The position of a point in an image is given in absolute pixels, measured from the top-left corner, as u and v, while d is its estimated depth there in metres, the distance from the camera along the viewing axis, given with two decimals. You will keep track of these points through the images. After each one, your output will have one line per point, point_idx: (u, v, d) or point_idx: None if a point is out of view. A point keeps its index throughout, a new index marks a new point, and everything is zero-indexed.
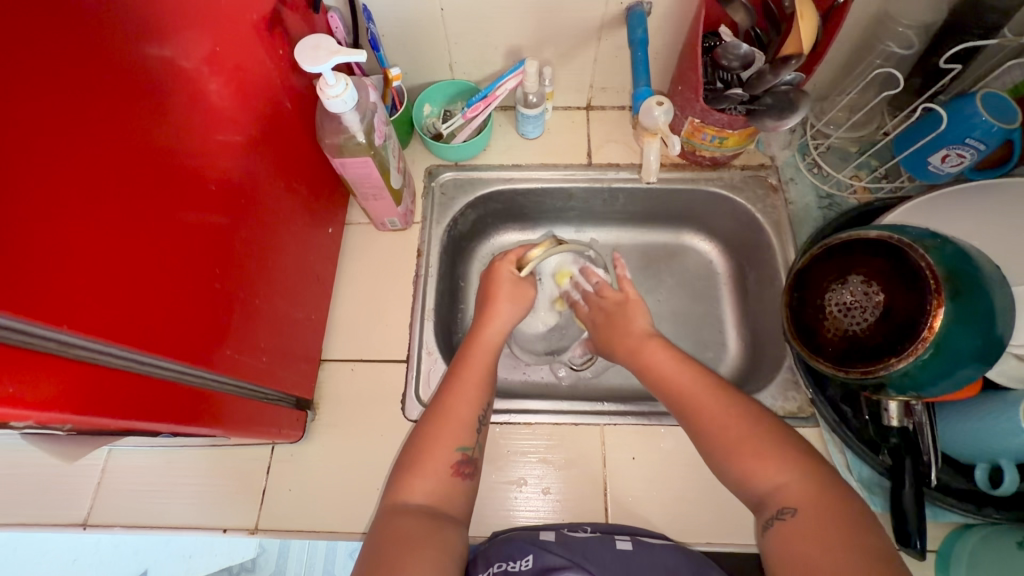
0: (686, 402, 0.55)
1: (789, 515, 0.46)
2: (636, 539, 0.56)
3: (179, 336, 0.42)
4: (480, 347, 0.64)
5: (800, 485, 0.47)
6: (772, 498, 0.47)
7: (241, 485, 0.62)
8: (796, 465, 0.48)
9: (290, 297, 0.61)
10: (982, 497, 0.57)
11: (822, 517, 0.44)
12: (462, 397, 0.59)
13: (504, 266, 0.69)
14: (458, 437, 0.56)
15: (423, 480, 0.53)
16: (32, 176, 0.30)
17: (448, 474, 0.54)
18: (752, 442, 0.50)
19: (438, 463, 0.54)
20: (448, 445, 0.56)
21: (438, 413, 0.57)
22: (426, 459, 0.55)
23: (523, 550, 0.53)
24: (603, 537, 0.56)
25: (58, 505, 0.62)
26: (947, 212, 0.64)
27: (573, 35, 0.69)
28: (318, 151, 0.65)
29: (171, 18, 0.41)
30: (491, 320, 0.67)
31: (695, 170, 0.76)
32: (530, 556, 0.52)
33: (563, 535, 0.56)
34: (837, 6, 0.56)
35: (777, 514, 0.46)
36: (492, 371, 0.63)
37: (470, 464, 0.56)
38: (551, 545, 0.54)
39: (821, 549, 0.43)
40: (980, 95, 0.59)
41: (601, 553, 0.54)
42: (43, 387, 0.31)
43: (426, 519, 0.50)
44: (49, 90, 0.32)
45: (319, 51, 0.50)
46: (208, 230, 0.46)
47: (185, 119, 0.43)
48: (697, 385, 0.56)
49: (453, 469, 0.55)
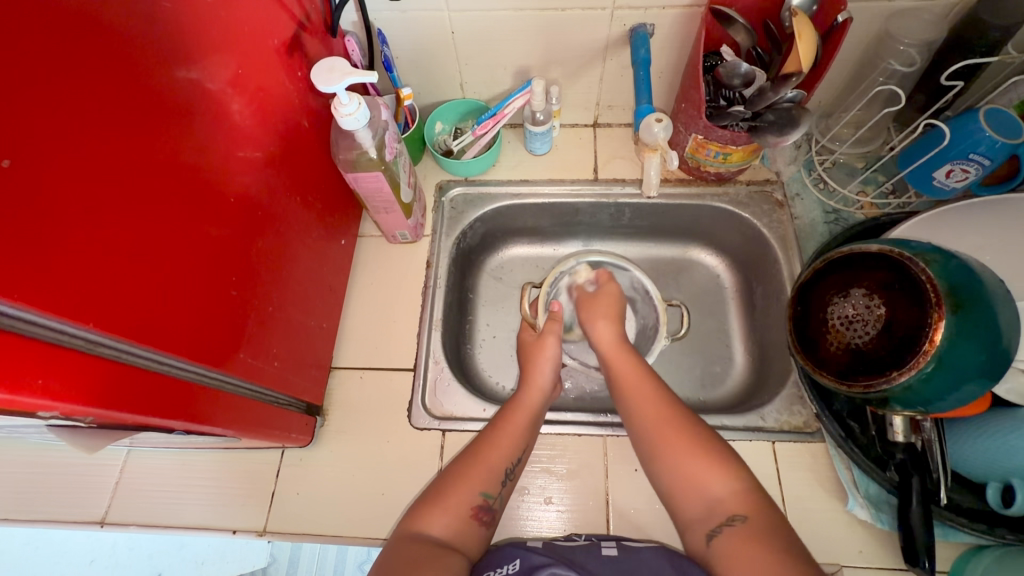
0: (629, 397, 0.60)
1: (738, 521, 0.48)
2: (621, 544, 0.56)
3: (196, 339, 0.45)
4: (522, 408, 0.63)
5: (747, 499, 0.50)
6: (719, 508, 0.50)
7: (252, 488, 0.64)
8: (743, 483, 0.51)
9: (303, 306, 0.63)
10: (993, 518, 0.55)
11: (765, 530, 0.47)
12: (498, 445, 0.58)
13: (525, 332, 0.74)
14: (484, 482, 0.56)
15: (443, 516, 0.54)
16: (64, 187, 0.33)
17: (468, 515, 0.55)
18: (705, 452, 0.53)
19: (461, 503, 0.55)
20: (471, 488, 0.56)
21: (471, 456, 0.58)
22: (450, 496, 0.55)
23: (511, 556, 0.54)
24: (590, 544, 0.56)
25: (79, 503, 0.64)
26: (956, 227, 0.63)
27: (580, 55, 0.72)
28: (332, 168, 0.68)
29: (197, 43, 0.44)
30: (534, 381, 0.66)
31: (700, 185, 0.77)
32: (517, 560, 0.53)
33: (552, 543, 0.57)
34: (837, 27, 0.57)
35: (727, 521, 0.49)
36: (531, 438, 0.61)
37: (488, 512, 0.56)
38: (537, 549, 0.55)
39: (766, 553, 0.45)
40: (984, 111, 0.59)
41: (587, 560, 0.53)
42: (73, 383, 0.34)
43: (441, 553, 0.51)
44: (89, 109, 0.35)
45: (333, 73, 0.53)
46: (226, 240, 0.48)
47: (208, 135, 0.46)
48: (640, 382, 0.60)
49: (474, 512, 0.55)
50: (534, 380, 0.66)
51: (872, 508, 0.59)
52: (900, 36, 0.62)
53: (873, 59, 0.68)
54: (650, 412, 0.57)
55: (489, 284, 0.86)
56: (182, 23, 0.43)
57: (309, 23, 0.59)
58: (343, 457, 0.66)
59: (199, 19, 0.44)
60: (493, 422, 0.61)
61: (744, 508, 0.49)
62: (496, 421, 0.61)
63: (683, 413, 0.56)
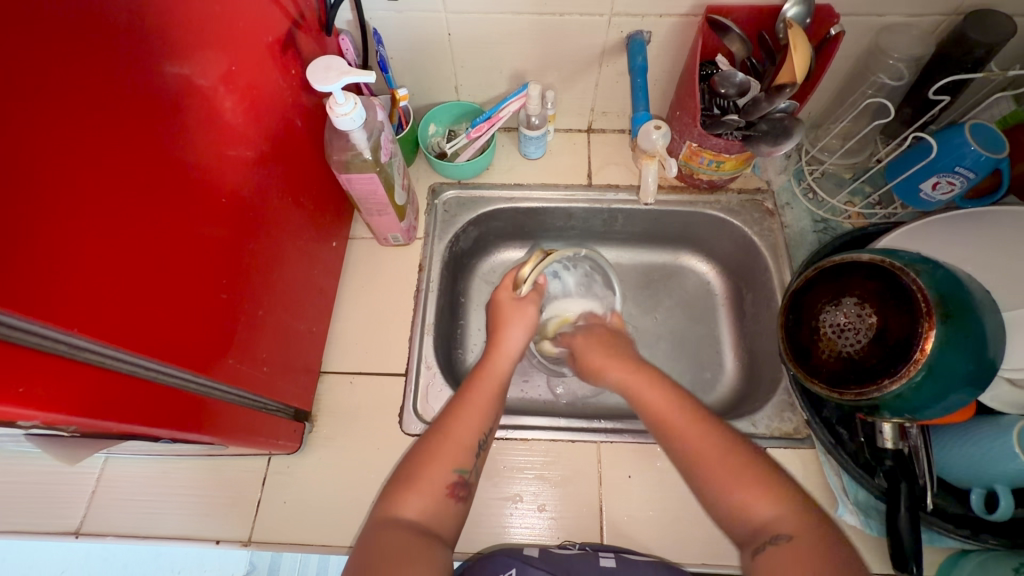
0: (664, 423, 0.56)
1: (785, 540, 0.46)
2: (620, 556, 0.55)
3: (180, 344, 0.43)
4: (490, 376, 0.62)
5: (798, 518, 0.47)
6: (757, 528, 0.48)
7: (237, 496, 0.62)
8: (794, 504, 0.48)
9: (293, 310, 0.62)
10: (976, 523, 0.57)
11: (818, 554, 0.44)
12: (466, 419, 0.57)
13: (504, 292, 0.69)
14: (459, 460, 0.55)
15: (416, 496, 0.52)
16: (49, 185, 0.31)
17: (443, 494, 0.53)
18: (757, 477, 0.50)
19: (434, 483, 0.53)
20: (445, 467, 0.54)
21: (439, 431, 0.57)
22: (423, 478, 0.53)
23: (505, 565, 0.52)
24: (586, 554, 0.55)
25: (52, 513, 0.61)
26: (942, 238, 0.65)
27: (576, 61, 0.72)
28: (326, 167, 0.67)
29: (188, 39, 0.43)
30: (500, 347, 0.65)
31: (693, 193, 0.78)
32: (513, 570, 0.52)
33: (547, 551, 0.56)
34: (830, 40, 0.59)
35: (774, 538, 0.46)
36: (498, 401, 0.61)
37: (464, 487, 0.55)
38: (533, 560, 0.53)
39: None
40: (970, 126, 0.61)
41: (585, 571, 0.53)
42: (51, 390, 0.32)
43: (418, 534, 0.50)
44: (72, 103, 0.33)
45: (330, 72, 0.52)
46: (214, 242, 0.47)
47: (199, 134, 0.44)
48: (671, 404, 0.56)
49: (448, 490, 0.54)
50: (502, 348, 0.65)
51: (861, 514, 0.60)
52: (889, 50, 0.64)
53: (862, 72, 0.70)
54: (690, 435, 0.53)
55: (481, 288, 0.85)
56: (173, 17, 0.41)
57: (303, 21, 0.58)
58: (332, 464, 0.64)
59: (189, 13, 0.43)
60: (459, 393, 0.60)
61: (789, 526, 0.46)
62: (462, 393, 0.60)
63: (726, 440, 0.52)
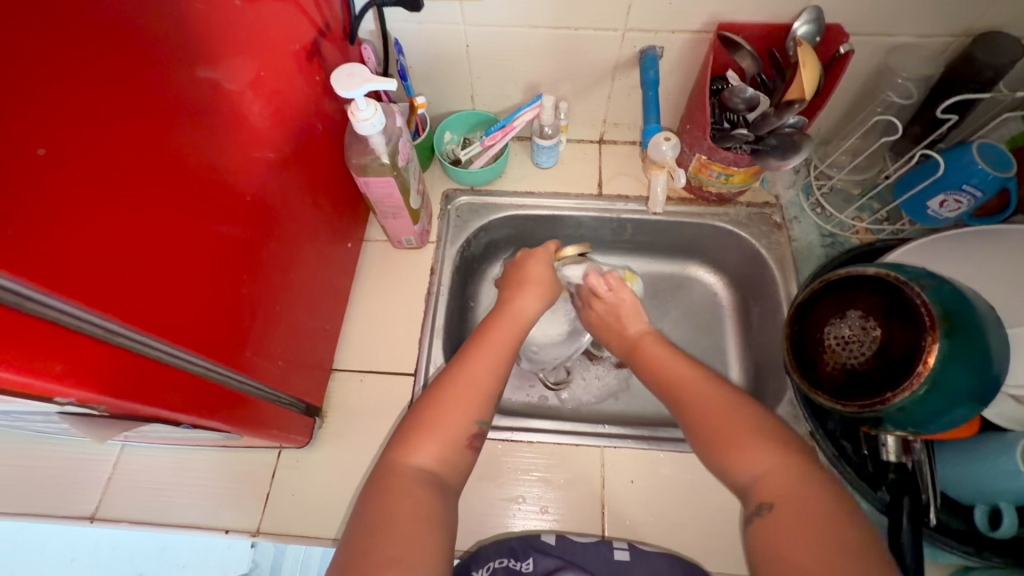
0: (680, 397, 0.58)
1: (768, 509, 0.47)
2: (633, 547, 0.58)
3: (202, 333, 0.44)
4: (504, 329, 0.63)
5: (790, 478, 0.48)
6: (752, 494, 0.49)
7: (246, 488, 0.64)
8: (785, 464, 0.49)
9: (308, 308, 0.63)
10: (981, 542, 0.57)
11: (801, 512, 0.45)
12: (480, 367, 0.59)
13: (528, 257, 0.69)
14: (478, 411, 0.57)
15: (432, 445, 0.53)
16: (93, 179, 0.34)
17: (461, 445, 0.55)
18: (751, 443, 0.51)
19: (450, 430, 0.55)
20: (463, 416, 0.56)
21: (451, 378, 0.58)
22: (439, 425, 0.55)
23: (525, 552, 0.56)
24: (603, 543, 0.58)
25: (69, 497, 0.63)
26: (949, 254, 0.65)
27: (590, 74, 0.74)
28: (344, 170, 0.70)
29: (219, 45, 0.45)
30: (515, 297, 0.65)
31: (702, 205, 0.79)
32: (532, 559, 0.56)
33: (565, 538, 0.59)
34: (838, 59, 0.60)
35: (759, 507, 0.47)
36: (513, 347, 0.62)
37: (480, 439, 0.57)
38: (550, 548, 0.57)
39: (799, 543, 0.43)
40: (978, 145, 0.61)
41: (598, 565, 0.56)
42: (84, 371, 0.34)
43: (427, 482, 0.51)
44: (116, 101, 0.35)
45: (353, 79, 0.54)
46: (236, 239, 0.48)
47: (225, 135, 0.47)
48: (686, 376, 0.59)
49: (467, 441, 0.56)
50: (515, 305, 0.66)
51: None
52: (898, 70, 0.65)
53: (872, 90, 0.71)
54: (705, 406, 0.55)
55: (491, 293, 0.87)
56: (206, 24, 0.43)
57: (327, 31, 0.61)
58: (339, 459, 0.66)
59: (221, 21, 0.45)
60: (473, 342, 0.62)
61: (780, 493, 0.47)
62: (474, 342, 0.61)
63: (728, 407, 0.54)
